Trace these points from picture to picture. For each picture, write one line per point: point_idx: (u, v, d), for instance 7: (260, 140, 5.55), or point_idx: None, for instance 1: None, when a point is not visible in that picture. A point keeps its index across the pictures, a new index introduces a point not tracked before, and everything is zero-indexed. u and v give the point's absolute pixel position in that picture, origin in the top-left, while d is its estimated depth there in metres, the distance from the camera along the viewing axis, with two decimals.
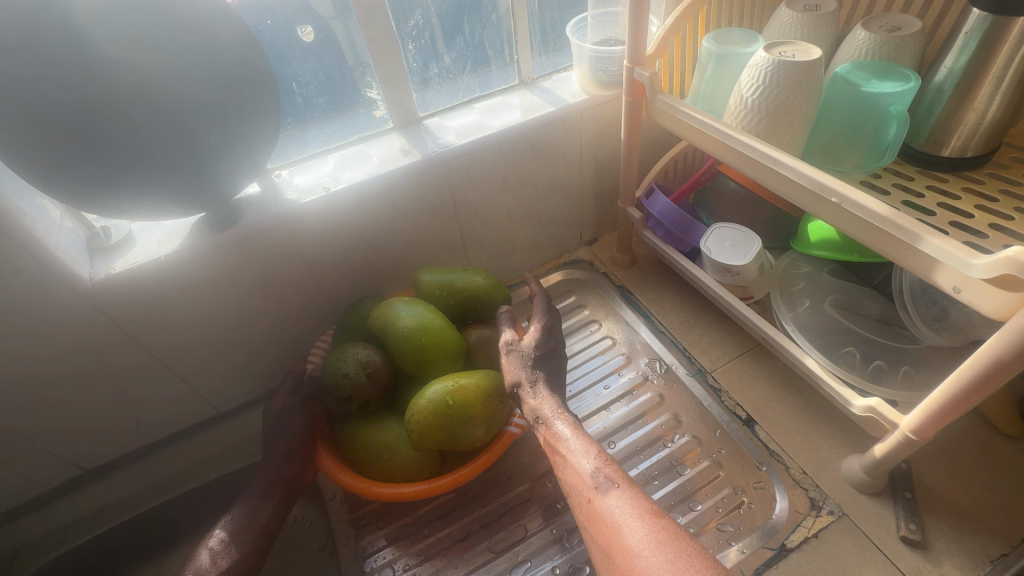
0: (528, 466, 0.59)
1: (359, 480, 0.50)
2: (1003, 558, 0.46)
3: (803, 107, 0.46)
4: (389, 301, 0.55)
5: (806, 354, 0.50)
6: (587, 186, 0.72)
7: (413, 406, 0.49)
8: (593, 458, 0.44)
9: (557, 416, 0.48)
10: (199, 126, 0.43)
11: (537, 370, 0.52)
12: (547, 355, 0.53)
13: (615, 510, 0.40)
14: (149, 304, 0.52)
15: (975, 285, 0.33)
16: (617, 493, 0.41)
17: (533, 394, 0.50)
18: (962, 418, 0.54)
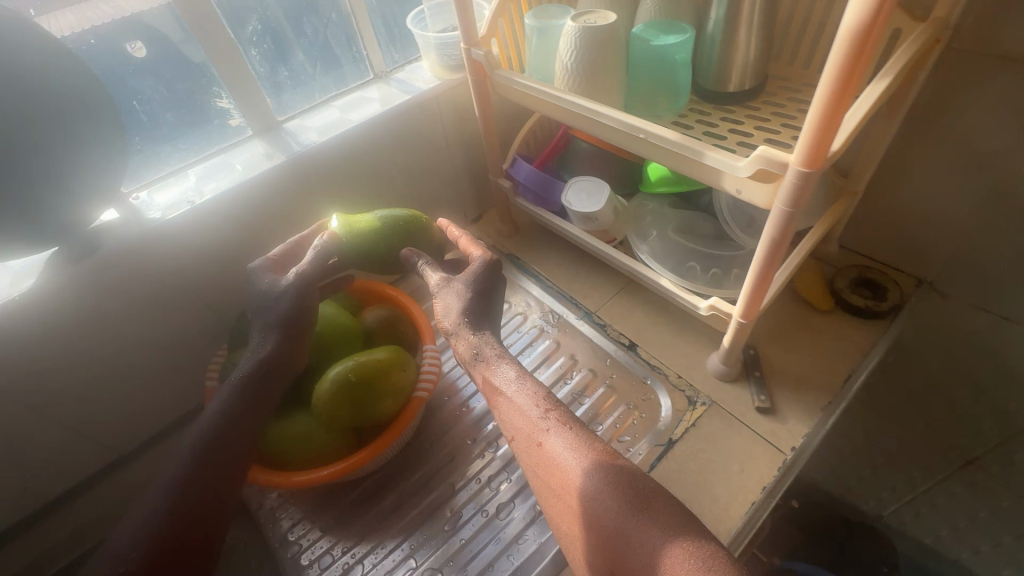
0: (447, 430, 0.63)
1: (277, 475, 0.51)
2: (829, 404, 0.57)
3: (613, 65, 0.54)
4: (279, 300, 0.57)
5: (659, 275, 0.59)
6: (459, 166, 0.77)
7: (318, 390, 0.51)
8: (542, 401, 0.45)
9: (502, 360, 0.48)
10: (36, 154, 0.42)
11: (473, 311, 0.51)
12: (482, 292, 0.52)
13: (566, 453, 0.42)
14: (10, 350, 0.49)
15: (746, 184, 0.42)
16: (567, 435, 0.43)
17: (472, 335, 0.50)
18: (791, 305, 0.65)
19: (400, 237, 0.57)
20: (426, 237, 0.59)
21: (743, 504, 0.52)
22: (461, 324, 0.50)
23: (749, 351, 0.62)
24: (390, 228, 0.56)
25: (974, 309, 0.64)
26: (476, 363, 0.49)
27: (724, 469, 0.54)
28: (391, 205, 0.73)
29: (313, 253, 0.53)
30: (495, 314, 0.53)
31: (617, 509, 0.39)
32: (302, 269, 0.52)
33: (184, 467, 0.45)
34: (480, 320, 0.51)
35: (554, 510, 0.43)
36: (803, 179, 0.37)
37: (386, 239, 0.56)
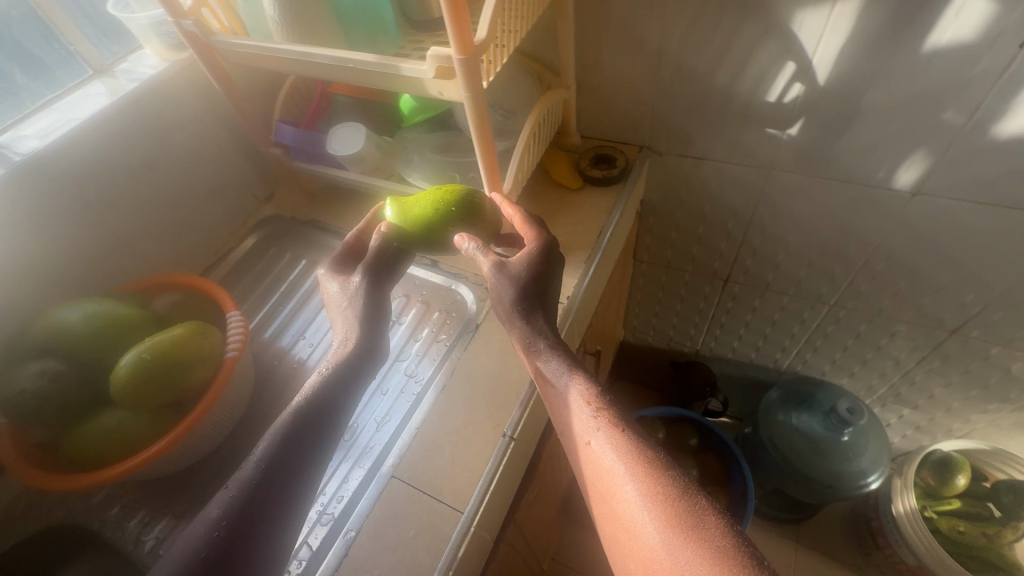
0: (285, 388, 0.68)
1: (92, 475, 0.50)
2: (589, 256, 0.71)
3: (318, 12, 0.59)
4: (56, 310, 0.57)
5: (429, 192, 0.68)
6: (228, 147, 0.77)
7: (115, 382, 0.52)
8: (590, 398, 0.46)
9: (554, 352, 0.50)
10: None
11: (525, 303, 0.52)
12: (535, 285, 0.53)
13: (602, 451, 0.44)
14: None
15: (439, 83, 0.50)
16: (611, 437, 0.44)
17: (528, 319, 0.52)
18: (551, 191, 0.79)
19: (453, 215, 0.57)
20: (479, 215, 0.58)
21: None
22: (522, 310, 0.52)
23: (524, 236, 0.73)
24: (447, 208, 0.57)
25: (679, 159, 0.82)
26: (532, 342, 0.51)
27: None
28: (166, 200, 0.72)
29: (377, 242, 0.55)
30: (546, 296, 0.54)
31: (654, 523, 0.39)
32: (365, 266, 0.53)
33: (268, 455, 0.42)
34: (541, 312, 0.52)
35: (596, 513, 0.45)
36: (465, 64, 0.47)
37: (438, 222, 0.56)
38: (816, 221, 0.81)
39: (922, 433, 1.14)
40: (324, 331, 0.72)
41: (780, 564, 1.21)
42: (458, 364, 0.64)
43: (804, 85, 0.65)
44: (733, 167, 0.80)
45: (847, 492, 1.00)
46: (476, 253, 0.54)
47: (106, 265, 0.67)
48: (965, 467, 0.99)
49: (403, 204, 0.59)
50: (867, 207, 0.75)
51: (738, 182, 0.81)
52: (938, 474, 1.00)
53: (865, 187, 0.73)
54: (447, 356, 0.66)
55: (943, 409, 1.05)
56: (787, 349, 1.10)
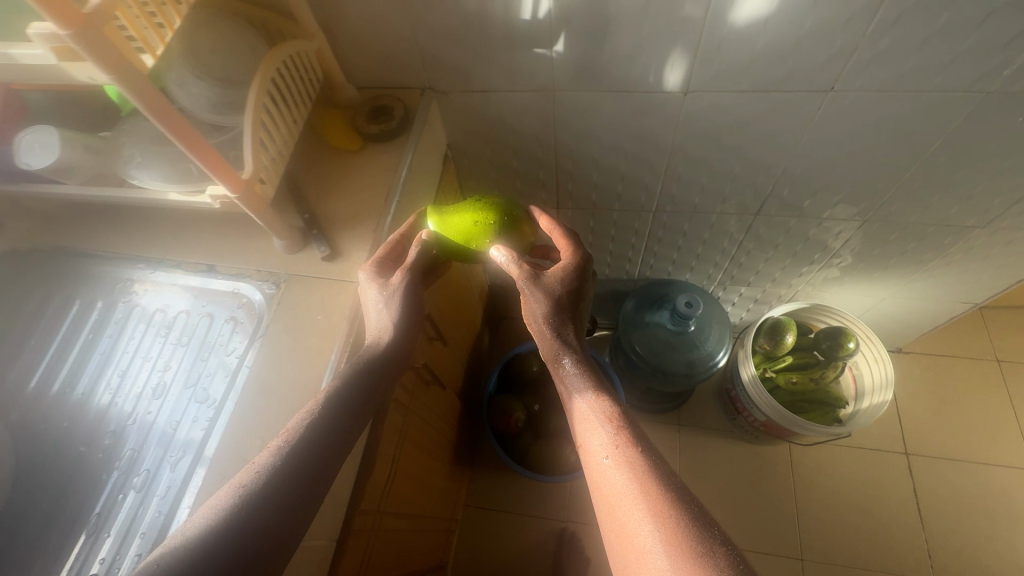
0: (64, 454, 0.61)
1: None
2: (378, 224, 0.66)
3: None
4: None
5: (165, 192, 0.57)
6: None
7: None
8: (611, 414, 0.51)
9: (575, 369, 0.55)
10: None
11: (562, 317, 0.57)
12: (570, 302, 0.58)
13: (604, 465, 0.48)
14: None
15: (72, 67, 0.41)
16: (620, 451, 0.48)
17: (559, 331, 0.56)
18: (330, 159, 0.71)
19: (494, 231, 0.60)
20: (519, 233, 0.62)
21: (332, 338, 0.59)
22: (548, 318, 0.56)
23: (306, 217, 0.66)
24: (487, 220, 0.60)
25: (466, 94, 0.77)
26: (557, 352, 0.56)
27: (311, 321, 0.61)
28: None
29: (416, 252, 0.60)
30: (574, 313, 0.58)
31: (652, 548, 0.41)
32: (406, 269, 0.58)
33: (314, 435, 0.48)
34: (569, 323, 0.57)
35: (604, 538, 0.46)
36: (81, 40, 0.37)
37: (480, 234, 0.60)
38: (614, 135, 0.81)
39: (761, 305, 1.26)
40: (99, 375, 0.64)
41: (668, 448, 1.34)
42: (249, 375, 0.59)
43: None
44: (520, 95, 0.76)
45: (702, 376, 1.10)
46: (510, 267, 0.58)
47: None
48: (790, 327, 1.12)
49: (442, 214, 0.62)
50: (652, 114, 0.76)
51: (531, 109, 0.78)
52: (771, 339, 1.12)
53: (642, 94, 0.72)
54: (240, 368, 0.59)
55: (770, 280, 1.16)
56: (633, 260, 1.14)
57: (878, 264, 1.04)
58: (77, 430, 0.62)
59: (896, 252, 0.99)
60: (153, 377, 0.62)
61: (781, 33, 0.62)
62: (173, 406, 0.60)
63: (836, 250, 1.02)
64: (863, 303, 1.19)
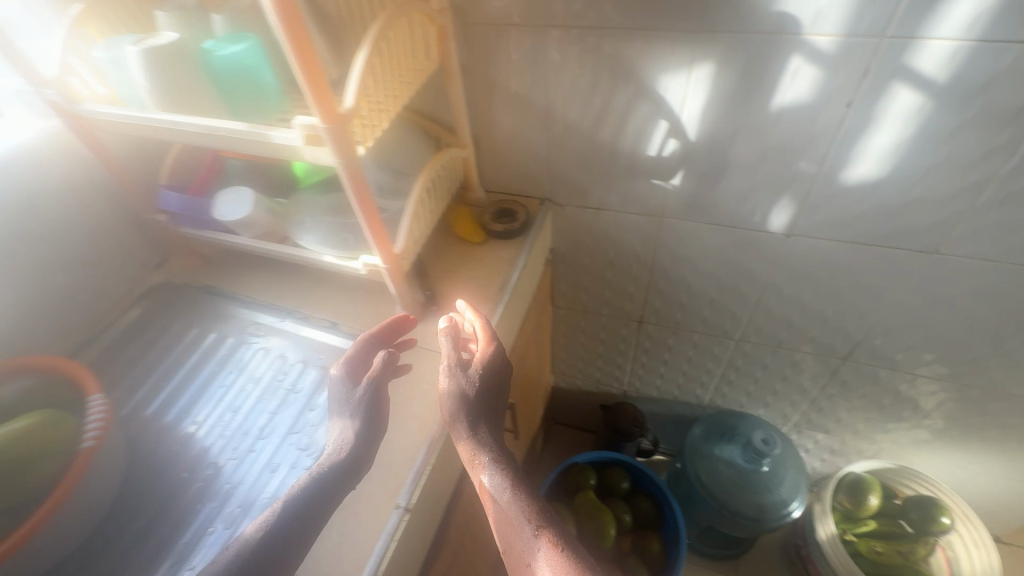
0: (143, 489, 0.60)
1: None
2: (492, 310, 0.71)
3: (194, 79, 0.58)
4: None
5: (322, 254, 0.68)
6: (110, 214, 0.74)
7: None
8: (523, 493, 0.49)
9: (494, 466, 0.51)
10: None
11: (467, 409, 0.54)
12: (487, 366, 0.57)
13: (506, 504, 0.48)
14: None
15: (311, 150, 0.50)
16: (507, 495, 0.48)
17: (479, 427, 0.53)
18: (455, 247, 0.79)
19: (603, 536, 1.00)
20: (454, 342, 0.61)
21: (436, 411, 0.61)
22: (457, 416, 0.54)
23: (428, 293, 0.72)
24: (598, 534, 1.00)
25: (580, 209, 0.85)
26: (459, 426, 0.54)
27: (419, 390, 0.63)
28: (40, 291, 0.68)
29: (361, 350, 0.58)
30: (485, 392, 0.56)
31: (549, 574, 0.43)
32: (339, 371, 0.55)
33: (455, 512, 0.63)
34: (479, 411, 0.54)
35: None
36: (331, 132, 0.47)
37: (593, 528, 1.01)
38: (712, 265, 0.86)
39: (837, 455, 1.18)
40: (217, 404, 0.68)
41: None
42: None
43: (679, 140, 0.70)
44: (631, 216, 0.83)
45: (770, 525, 1.02)
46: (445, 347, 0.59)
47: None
48: (875, 487, 1.04)
49: (584, 495, 1.06)
50: (749, 249, 0.81)
51: (636, 230, 0.85)
52: (853, 497, 1.04)
53: (746, 229, 0.78)
54: None
55: (850, 431, 1.10)
56: (705, 384, 1.13)
57: (976, 433, 0.98)
58: (165, 442, 0.64)
59: (996, 423, 0.94)
60: (256, 420, 0.65)
61: (890, 196, 0.67)
62: (249, 434, 0.64)
63: (927, 411, 0.98)
64: (953, 475, 1.10)
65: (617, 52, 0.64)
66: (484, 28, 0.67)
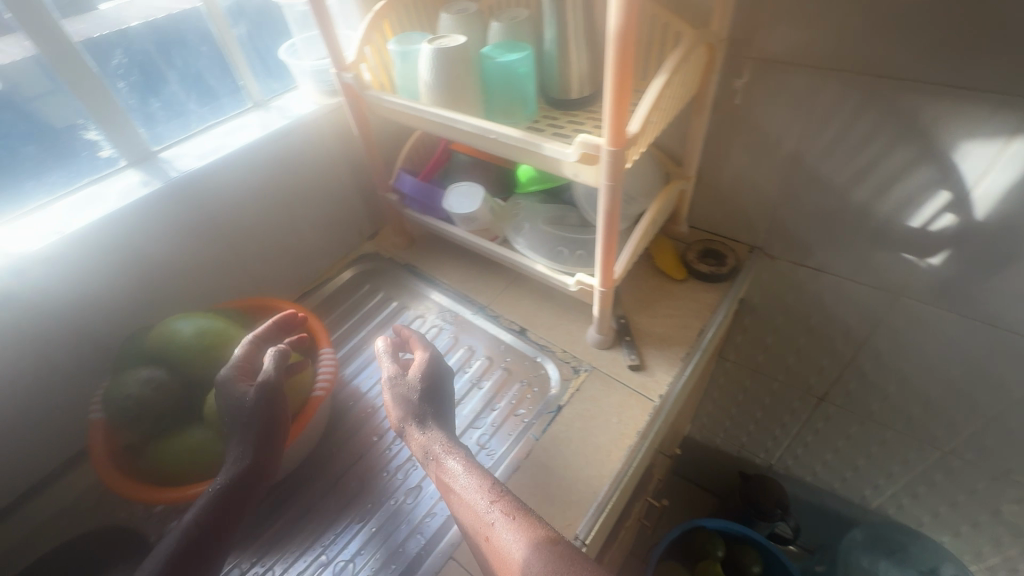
0: (340, 443, 0.65)
1: (167, 492, 0.50)
2: (688, 355, 0.66)
3: (468, 80, 0.62)
4: (169, 320, 0.57)
5: (535, 262, 0.67)
6: (348, 185, 0.82)
7: (211, 401, 0.52)
8: (484, 485, 0.50)
9: (449, 455, 0.52)
10: None
11: (415, 409, 0.56)
12: (428, 376, 0.58)
13: (466, 486, 0.50)
14: None
15: (577, 166, 0.50)
16: (466, 479, 0.50)
17: (421, 432, 0.55)
18: (653, 278, 0.75)
19: None
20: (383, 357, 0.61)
21: (621, 447, 0.58)
22: (403, 420, 0.56)
23: (622, 320, 0.70)
24: None
25: (794, 265, 0.77)
26: (408, 430, 0.56)
27: (606, 421, 0.61)
28: (287, 241, 0.78)
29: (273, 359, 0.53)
30: (438, 397, 0.58)
31: (519, 538, 0.45)
32: (234, 368, 0.53)
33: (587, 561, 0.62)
34: (425, 412, 0.56)
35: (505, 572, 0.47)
36: (613, 155, 0.46)
37: None
38: (945, 362, 0.73)
39: None
40: None
41: None
42: (536, 446, 0.60)
43: (958, 216, 0.60)
44: (856, 285, 0.73)
45: None
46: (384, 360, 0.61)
47: (209, 280, 0.70)
48: None
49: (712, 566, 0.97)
50: (1009, 355, 0.67)
51: (857, 301, 0.75)
52: None
53: (1013, 333, 0.64)
54: (523, 433, 0.62)
55: None
56: (880, 488, 0.97)
57: None
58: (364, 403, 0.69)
59: None
60: None
61: None
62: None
63: None
64: None
65: (911, 107, 0.56)
66: (752, 62, 0.63)
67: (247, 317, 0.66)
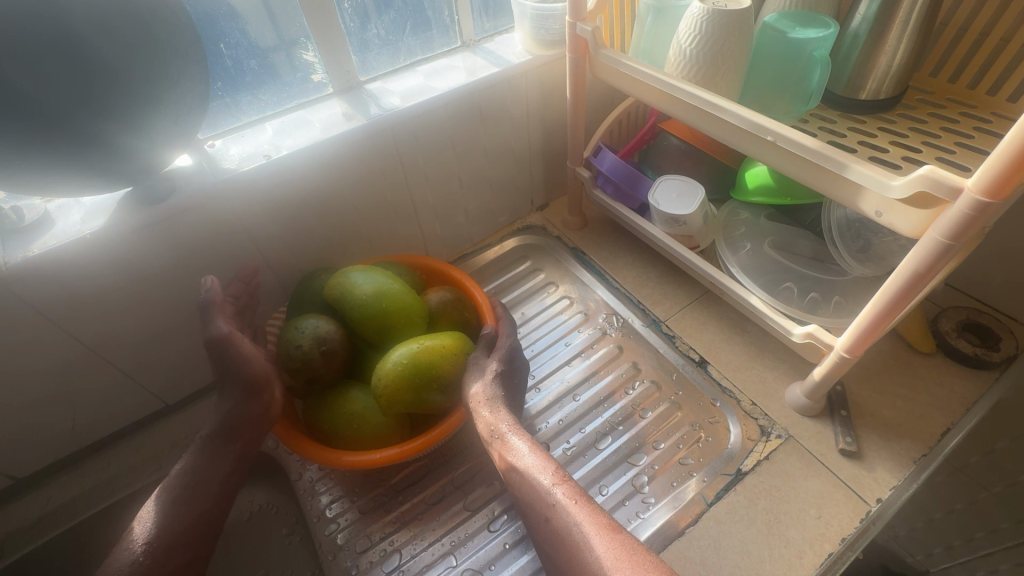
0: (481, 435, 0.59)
1: (328, 452, 0.49)
2: (923, 458, 0.51)
3: (736, 54, 0.49)
4: (344, 270, 0.54)
5: (749, 293, 0.54)
6: (535, 148, 0.74)
7: (379, 370, 0.48)
8: (549, 467, 0.46)
9: (516, 436, 0.48)
10: (146, 92, 0.41)
11: (493, 386, 0.51)
12: (510, 357, 0.54)
13: (532, 467, 0.46)
14: (81, 277, 0.48)
15: (893, 204, 0.37)
16: (531, 461, 0.46)
17: (489, 408, 0.49)
18: (885, 341, 0.60)
19: None
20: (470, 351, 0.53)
21: (818, 553, 0.47)
22: (479, 397, 0.50)
23: (837, 386, 0.57)
24: None
25: None
26: (478, 407, 0.50)
27: (799, 511, 0.50)
28: (459, 200, 0.72)
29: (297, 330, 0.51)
30: (511, 382, 0.53)
31: (587, 524, 0.41)
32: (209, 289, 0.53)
33: None
34: (501, 391, 0.51)
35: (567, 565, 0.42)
36: (975, 211, 0.32)
37: None
38: None
39: None
40: (562, 378, 0.64)
41: None
42: (704, 513, 0.51)
43: None
44: None
45: None
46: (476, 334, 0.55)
47: (383, 227, 0.67)
48: None
49: None
50: None
51: None
52: None
53: None
54: (682, 490, 0.53)
55: None
56: None
57: None
58: None
59: None
60: (598, 425, 0.59)
61: None
62: (582, 435, 0.59)
63: None
64: None
65: None
66: None
67: (416, 276, 0.62)
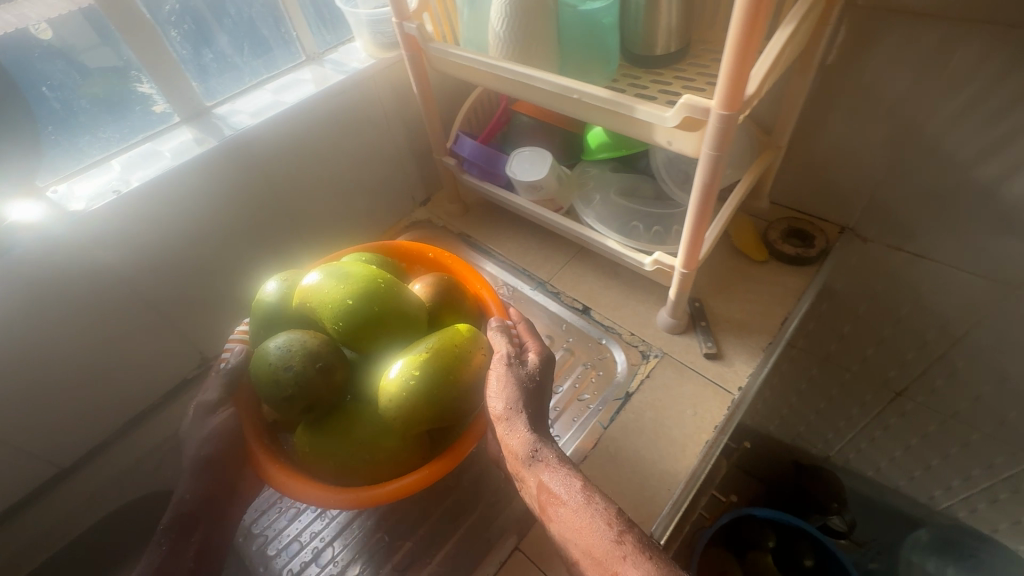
0: None
1: (347, 492, 0.47)
2: (770, 345, 0.61)
3: (544, 31, 0.56)
4: (320, 280, 0.49)
5: (606, 237, 0.61)
6: (402, 147, 0.77)
7: (386, 392, 0.46)
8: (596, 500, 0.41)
9: (555, 461, 0.44)
10: None
11: (525, 400, 0.47)
12: (542, 368, 0.50)
13: (575, 500, 0.41)
14: None
15: (674, 132, 0.44)
16: (573, 490, 0.41)
17: (520, 431, 0.45)
18: (730, 258, 0.69)
19: None
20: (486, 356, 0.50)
21: (698, 442, 0.54)
22: (512, 416, 0.46)
23: (696, 303, 0.65)
24: None
25: (890, 250, 0.69)
26: (513, 428, 0.46)
27: (679, 413, 0.57)
28: (338, 207, 0.74)
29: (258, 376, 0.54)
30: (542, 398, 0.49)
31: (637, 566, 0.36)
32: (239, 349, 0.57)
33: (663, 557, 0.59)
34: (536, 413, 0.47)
35: None
36: (723, 121, 0.39)
37: None
38: None
39: None
40: None
41: None
42: (604, 435, 0.57)
43: None
44: (963, 276, 0.65)
45: None
46: (498, 342, 0.52)
47: (265, 245, 0.68)
48: None
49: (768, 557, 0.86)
50: None
51: (960, 294, 0.67)
52: None
53: None
54: (585, 421, 0.59)
55: None
56: (951, 491, 0.90)
57: None
58: None
59: None
60: None
61: None
62: None
63: None
64: None
65: None
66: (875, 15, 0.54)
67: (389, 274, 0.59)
